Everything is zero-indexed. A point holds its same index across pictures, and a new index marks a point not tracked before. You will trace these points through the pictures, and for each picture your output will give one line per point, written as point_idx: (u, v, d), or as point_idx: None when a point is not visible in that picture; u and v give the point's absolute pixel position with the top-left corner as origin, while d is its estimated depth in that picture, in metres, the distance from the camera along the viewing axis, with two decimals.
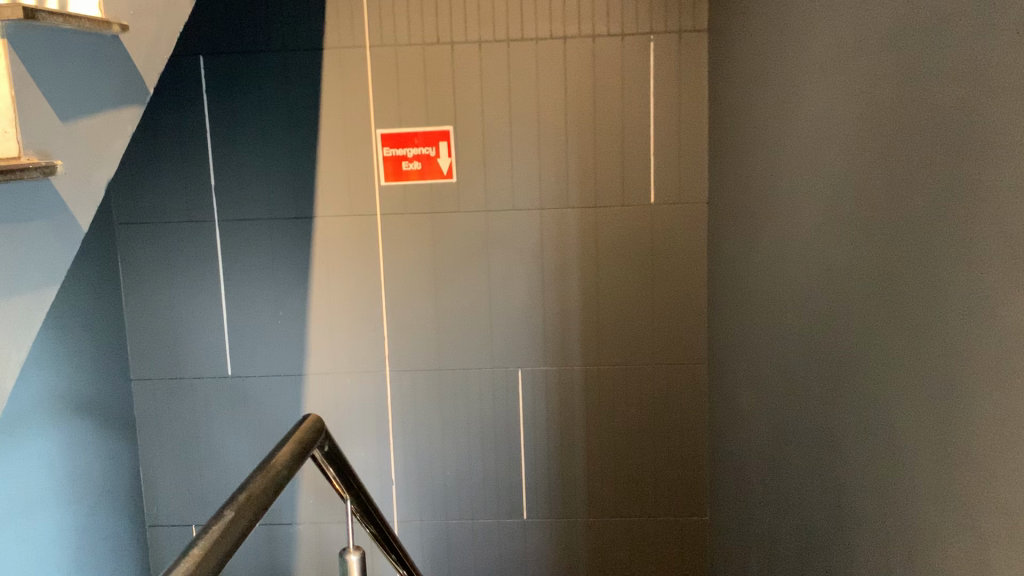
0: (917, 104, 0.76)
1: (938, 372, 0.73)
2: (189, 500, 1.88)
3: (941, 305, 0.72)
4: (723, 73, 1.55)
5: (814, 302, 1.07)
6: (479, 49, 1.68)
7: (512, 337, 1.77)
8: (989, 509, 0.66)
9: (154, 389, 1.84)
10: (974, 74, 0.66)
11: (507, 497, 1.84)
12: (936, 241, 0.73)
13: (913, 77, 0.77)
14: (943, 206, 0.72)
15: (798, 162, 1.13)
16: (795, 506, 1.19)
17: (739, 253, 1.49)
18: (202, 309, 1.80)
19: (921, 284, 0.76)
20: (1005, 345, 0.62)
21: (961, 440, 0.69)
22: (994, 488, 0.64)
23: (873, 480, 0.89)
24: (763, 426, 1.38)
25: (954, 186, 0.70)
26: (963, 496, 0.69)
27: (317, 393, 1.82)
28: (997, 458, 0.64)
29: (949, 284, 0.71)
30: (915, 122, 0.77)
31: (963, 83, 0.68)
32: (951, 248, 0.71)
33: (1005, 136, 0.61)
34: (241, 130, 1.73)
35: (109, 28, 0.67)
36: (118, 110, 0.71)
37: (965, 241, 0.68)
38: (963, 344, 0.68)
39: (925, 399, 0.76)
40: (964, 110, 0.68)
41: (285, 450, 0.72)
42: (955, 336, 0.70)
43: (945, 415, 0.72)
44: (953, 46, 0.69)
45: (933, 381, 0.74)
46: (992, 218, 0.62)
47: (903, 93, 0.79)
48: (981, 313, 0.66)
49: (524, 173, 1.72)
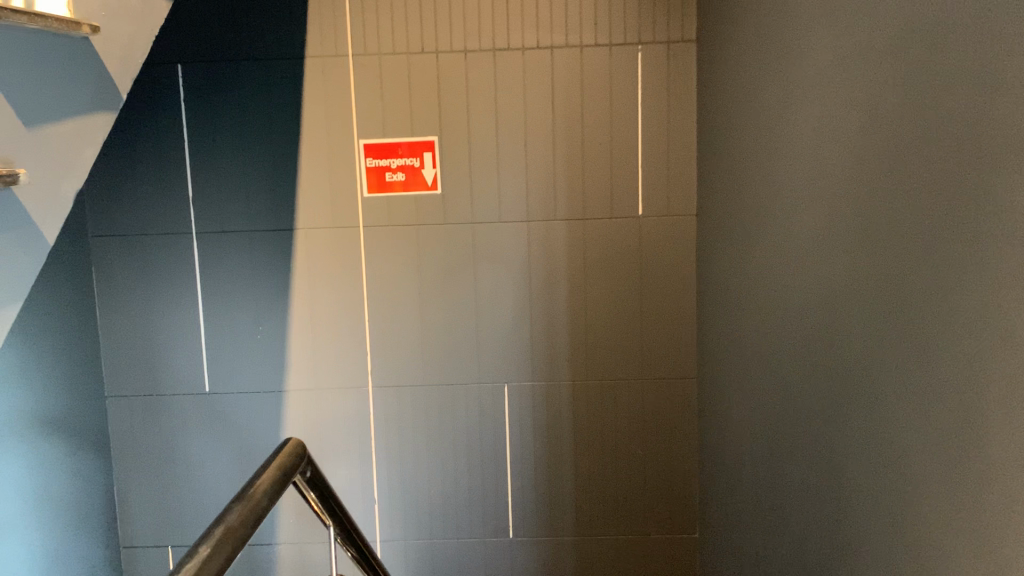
0: (901, 113, 0.74)
1: (928, 392, 0.70)
2: (165, 521, 1.83)
3: (928, 321, 0.70)
4: (713, 83, 1.54)
5: (809, 316, 1.04)
6: (465, 59, 1.65)
7: (499, 352, 1.74)
8: (984, 533, 0.63)
9: (130, 407, 1.78)
10: (959, 79, 0.63)
11: (494, 515, 1.80)
12: (921, 255, 0.71)
13: (897, 85, 0.75)
14: (927, 219, 0.69)
15: (791, 173, 1.10)
16: (791, 526, 1.16)
17: (730, 266, 1.47)
18: (180, 323, 1.75)
19: (908, 301, 0.74)
20: (995, 361, 0.59)
21: (953, 462, 0.67)
22: (997, 511, 0.61)
23: (870, 502, 0.86)
24: (756, 442, 1.36)
25: (937, 197, 0.67)
26: (958, 519, 0.67)
27: (298, 410, 1.77)
28: (990, 482, 0.61)
29: (936, 300, 0.68)
30: (897, 131, 0.74)
31: (945, 90, 0.66)
32: (936, 263, 0.68)
33: (990, 144, 0.59)
34: (220, 139, 1.69)
35: (79, 29, 0.63)
36: (89, 116, 0.67)
37: (949, 254, 0.66)
38: (956, 354, 0.66)
39: (916, 419, 0.73)
40: (945, 118, 0.66)
41: (265, 476, 0.68)
42: (942, 353, 0.68)
43: (936, 436, 0.69)
44: (935, 53, 0.67)
45: (924, 400, 0.71)
46: (986, 225, 0.60)
47: (887, 102, 0.77)
48: (969, 329, 0.63)
49: (511, 185, 1.69)
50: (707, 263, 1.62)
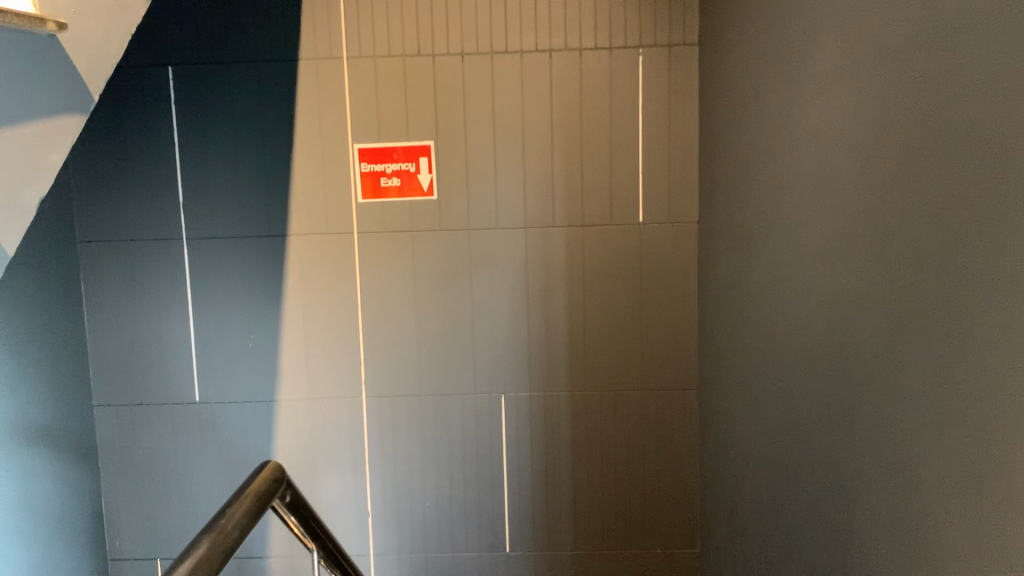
0: (912, 122, 0.70)
1: (942, 416, 0.67)
2: (154, 533, 1.79)
3: (942, 341, 0.66)
4: (716, 87, 1.50)
5: (814, 329, 1.00)
6: (462, 61, 1.62)
7: (496, 362, 1.70)
8: (1003, 568, 0.59)
9: (118, 416, 1.74)
10: (976, 86, 0.60)
11: (490, 528, 1.76)
12: (935, 271, 0.67)
13: (908, 91, 0.71)
14: (942, 233, 0.66)
15: (796, 179, 1.07)
16: (795, 545, 1.12)
17: (732, 276, 1.43)
18: (169, 331, 1.71)
19: (920, 318, 0.70)
20: (1014, 387, 0.56)
21: (972, 490, 0.63)
22: (1013, 543, 0.58)
23: (876, 526, 0.82)
24: (759, 457, 1.32)
25: (952, 211, 0.64)
26: (975, 552, 0.63)
27: (291, 420, 1.73)
28: (1009, 514, 0.58)
29: (950, 318, 0.65)
30: (910, 140, 0.71)
31: (960, 98, 0.62)
32: (952, 280, 0.64)
33: (1010, 157, 0.56)
34: (212, 143, 1.65)
35: (45, 26, 0.59)
36: (55, 118, 0.63)
37: (967, 271, 0.62)
38: (970, 372, 0.62)
39: (929, 443, 0.69)
40: (961, 128, 0.62)
41: (238, 503, 0.65)
42: (956, 376, 0.64)
43: (951, 463, 0.66)
44: (949, 59, 0.64)
45: (936, 424, 0.68)
46: (1005, 241, 0.57)
47: (897, 109, 0.73)
48: (986, 351, 0.60)
49: (508, 191, 1.65)
50: (709, 272, 1.58)
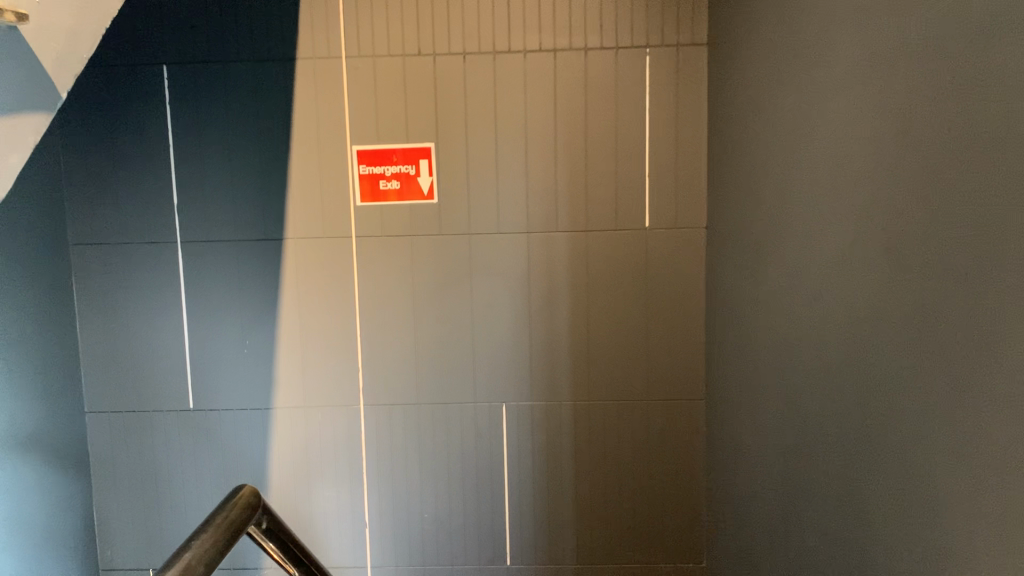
0: (940, 123, 0.66)
1: (974, 439, 0.62)
2: (146, 544, 1.74)
3: (975, 360, 0.62)
4: (725, 89, 1.45)
5: (827, 342, 0.96)
6: (464, 61, 1.57)
7: (497, 371, 1.65)
8: None
9: (110, 424, 1.70)
10: (1014, 85, 0.55)
11: (490, 541, 1.72)
12: (967, 284, 0.63)
13: (935, 91, 0.67)
14: (976, 244, 0.61)
15: (808, 184, 1.02)
16: (805, 568, 1.07)
17: (741, 284, 1.39)
18: (163, 337, 1.67)
19: (949, 333, 0.65)
20: None
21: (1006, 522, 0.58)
22: None
23: (894, 554, 0.77)
24: (767, 473, 1.27)
25: (988, 220, 0.59)
26: None
27: (286, 428, 1.69)
28: None
29: (985, 335, 0.60)
30: (937, 143, 0.66)
31: (996, 98, 0.58)
32: (987, 294, 0.60)
33: None
34: (206, 144, 1.61)
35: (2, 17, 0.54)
36: (15, 118, 0.59)
37: (1004, 285, 0.58)
38: (1004, 395, 0.57)
39: (958, 469, 0.65)
40: (998, 130, 0.57)
41: (209, 531, 0.63)
42: (993, 397, 0.59)
43: (985, 490, 0.61)
44: (983, 56, 0.59)
45: (967, 449, 0.63)
46: None
47: (923, 110, 0.69)
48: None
49: (510, 195, 1.61)
50: (717, 279, 1.54)
